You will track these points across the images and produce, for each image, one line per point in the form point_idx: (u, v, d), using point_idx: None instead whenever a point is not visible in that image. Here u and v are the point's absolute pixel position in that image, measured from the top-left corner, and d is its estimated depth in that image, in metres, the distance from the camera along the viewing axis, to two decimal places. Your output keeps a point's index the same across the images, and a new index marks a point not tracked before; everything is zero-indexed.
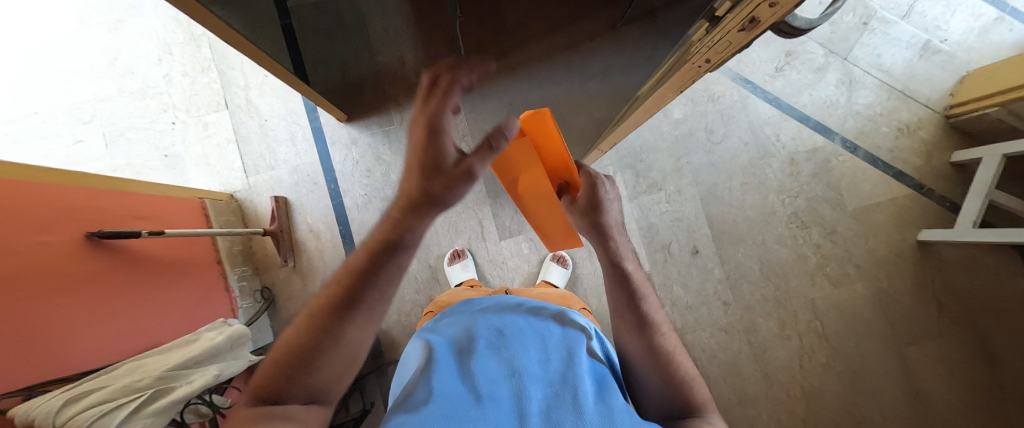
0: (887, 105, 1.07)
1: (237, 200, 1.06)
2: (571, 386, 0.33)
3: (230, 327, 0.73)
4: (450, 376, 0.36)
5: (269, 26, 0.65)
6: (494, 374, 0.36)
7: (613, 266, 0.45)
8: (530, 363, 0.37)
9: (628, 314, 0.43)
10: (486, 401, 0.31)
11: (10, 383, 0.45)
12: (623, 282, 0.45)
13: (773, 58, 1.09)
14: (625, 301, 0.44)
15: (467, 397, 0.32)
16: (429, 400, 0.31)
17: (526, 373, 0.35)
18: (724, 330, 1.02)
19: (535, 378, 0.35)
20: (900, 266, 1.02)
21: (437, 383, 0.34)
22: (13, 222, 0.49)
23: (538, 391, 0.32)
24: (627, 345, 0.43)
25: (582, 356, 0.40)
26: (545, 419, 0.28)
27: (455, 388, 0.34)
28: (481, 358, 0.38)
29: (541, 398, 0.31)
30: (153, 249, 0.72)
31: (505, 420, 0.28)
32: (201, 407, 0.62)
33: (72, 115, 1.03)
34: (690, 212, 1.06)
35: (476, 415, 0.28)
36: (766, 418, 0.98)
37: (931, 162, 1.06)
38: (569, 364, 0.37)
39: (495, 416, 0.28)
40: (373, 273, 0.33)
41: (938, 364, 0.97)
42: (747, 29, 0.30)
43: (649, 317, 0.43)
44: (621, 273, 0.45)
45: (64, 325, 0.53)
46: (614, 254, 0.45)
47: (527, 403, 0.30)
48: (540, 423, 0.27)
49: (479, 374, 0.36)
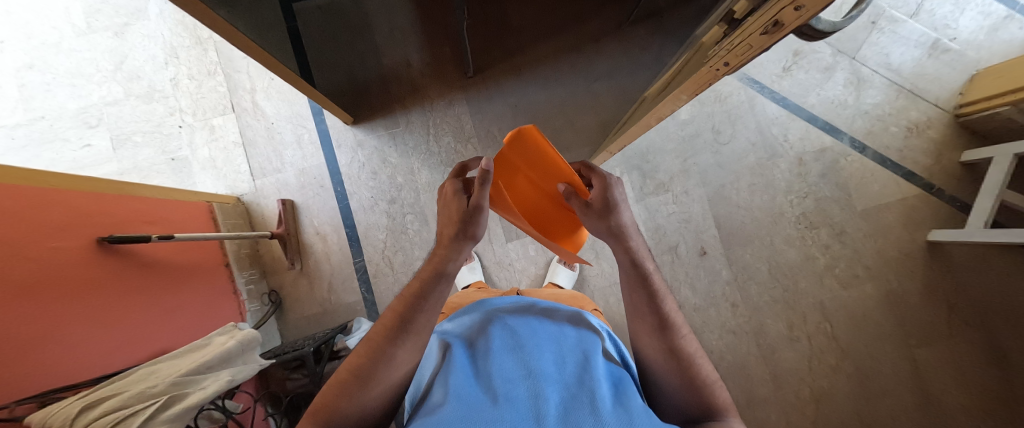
0: (895, 104, 1.06)
1: (244, 204, 1.06)
2: (588, 389, 0.32)
3: (240, 331, 0.73)
4: (465, 376, 0.36)
5: (277, 30, 0.65)
6: (510, 374, 0.35)
7: (634, 268, 0.43)
8: (545, 363, 0.37)
9: (646, 315, 0.43)
10: (502, 401, 0.30)
11: (21, 392, 0.44)
12: (641, 288, 0.43)
13: (781, 57, 1.08)
14: (645, 303, 0.43)
15: (483, 398, 0.31)
16: (444, 403, 0.31)
17: (541, 373, 0.35)
18: (732, 332, 1.02)
19: (551, 379, 0.34)
20: (910, 266, 1.01)
21: (453, 384, 0.34)
22: (23, 229, 0.48)
23: (554, 392, 0.31)
24: (646, 347, 0.43)
25: (598, 360, 0.39)
26: (563, 418, 0.27)
27: (470, 388, 0.33)
28: (496, 358, 0.38)
29: (557, 399, 0.30)
30: (163, 253, 0.72)
31: (521, 419, 0.27)
32: (214, 412, 0.62)
33: (79, 119, 1.03)
34: (697, 213, 1.06)
35: (491, 415, 0.27)
36: (775, 420, 0.97)
37: (940, 162, 1.05)
38: (585, 368, 0.36)
39: (510, 415, 0.27)
40: (417, 307, 0.37)
41: (949, 365, 0.97)
42: (770, 32, 0.28)
43: (670, 319, 0.42)
44: (641, 274, 0.43)
45: (74, 332, 0.52)
46: (635, 255, 0.43)
47: (543, 403, 0.29)
48: (557, 421, 0.26)
49: (496, 376, 0.35)
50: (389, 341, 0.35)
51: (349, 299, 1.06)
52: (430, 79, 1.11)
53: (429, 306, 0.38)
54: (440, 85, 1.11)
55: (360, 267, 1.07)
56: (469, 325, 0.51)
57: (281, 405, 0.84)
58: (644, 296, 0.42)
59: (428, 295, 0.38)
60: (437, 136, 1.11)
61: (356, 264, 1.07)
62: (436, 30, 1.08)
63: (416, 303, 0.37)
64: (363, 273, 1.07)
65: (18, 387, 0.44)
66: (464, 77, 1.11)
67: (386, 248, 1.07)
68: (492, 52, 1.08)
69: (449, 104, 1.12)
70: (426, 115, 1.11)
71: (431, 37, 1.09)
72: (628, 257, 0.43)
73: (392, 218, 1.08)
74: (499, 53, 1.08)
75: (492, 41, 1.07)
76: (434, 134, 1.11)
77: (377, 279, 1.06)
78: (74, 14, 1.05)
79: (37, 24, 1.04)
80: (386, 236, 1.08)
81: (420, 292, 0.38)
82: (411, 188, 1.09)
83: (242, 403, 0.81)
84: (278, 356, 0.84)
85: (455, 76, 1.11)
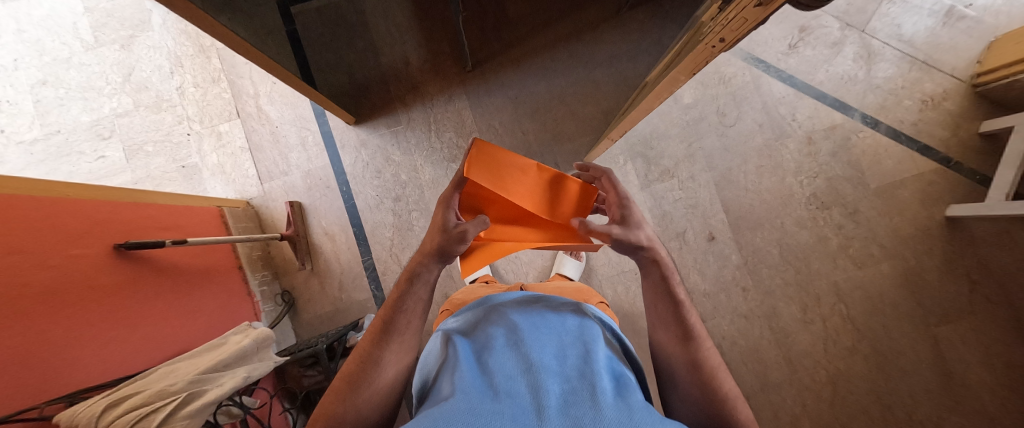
0: (909, 76, 1.03)
1: (254, 207, 1.08)
2: (588, 381, 0.31)
3: (255, 329, 0.75)
4: (471, 371, 0.35)
5: (276, 34, 0.66)
6: (511, 370, 0.34)
7: (663, 280, 0.44)
8: (547, 356, 0.36)
9: (667, 323, 0.43)
10: (504, 396, 0.29)
11: (53, 392, 0.47)
12: (666, 296, 0.43)
13: (786, 34, 1.06)
14: (669, 312, 0.43)
15: (485, 391, 0.30)
16: (449, 395, 0.30)
17: (542, 366, 0.34)
18: (744, 317, 1.00)
19: (552, 372, 0.33)
20: (928, 244, 0.98)
21: (458, 379, 0.33)
22: (45, 239, 0.51)
23: (556, 385, 0.31)
24: (668, 360, 0.43)
25: (600, 354, 0.38)
26: (563, 412, 0.26)
27: (473, 382, 0.32)
28: (499, 354, 0.37)
29: (558, 392, 0.29)
30: (180, 257, 0.74)
31: (523, 413, 0.25)
32: (233, 408, 0.64)
33: (93, 131, 1.06)
34: (704, 198, 1.04)
35: (494, 408, 0.26)
36: (792, 405, 0.96)
37: (958, 133, 1.01)
38: (587, 361, 0.36)
39: (512, 409, 0.26)
40: (402, 308, 0.42)
41: (972, 344, 0.94)
42: (764, 4, 0.28)
43: (695, 330, 0.42)
44: (668, 286, 0.44)
45: (102, 332, 0.55)
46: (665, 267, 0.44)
47: (544, 396, 0.28)
48: (558, 415, 0.25)
49: (498, 372, 0.34)
50: (375, 345, 0.40)
51: (359, 296, 1.07)
52: (429, 76, 1.10)
53: (408, 307, 0.42)
54: (438, 81, 1.11)
55: (369, 265, 1.08)
56: (474, 320, 0.51)
57: (298, 400, 0.86)
58: (670, 307, 0.43)
59: (406, 298, 0.42)
60: (439, 132, 1.11)
61: (365, 263, 1.08)
62: (434, 26, 1.09)
63: (398, 305, 0.42)
64: (371, 270, 1.08)
65: (49, 389, 0.46)
66: (463, 71, 1.10)
67: (392, 245, 1.08)
68: (489, 44, 1.08)
69: (449, 100, 1.11)
70: (427, 111, 1.11)
71: (428, 35, 1.09)
72: (659, 271, 0.44)
73: (397, 216, 1.09)
74: (497, 46, 1.08)
75: (489, 34, 1.07)
76: (436, 130, 1.11)
77: (386, 275, 1.07)
78: (82, 29, 1.07)
79: (48, 41, 1.07)
80: (392, 234, 1.09)
81: (398, 297, 0.42)
82: (415, 185, 1.09)
83: (261, 399, 0.84)
84: (293, 353, 0.86)
85: (454, 70, 1.10)
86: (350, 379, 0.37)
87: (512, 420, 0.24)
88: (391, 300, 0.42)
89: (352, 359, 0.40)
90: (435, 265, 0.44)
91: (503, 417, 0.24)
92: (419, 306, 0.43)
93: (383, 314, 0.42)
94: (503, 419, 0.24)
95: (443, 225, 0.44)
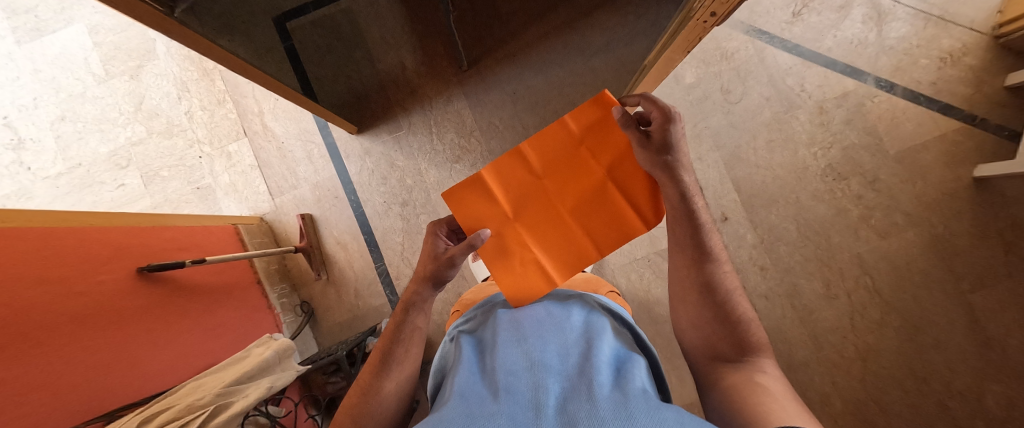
0: (925, 34, 0.98)
1: (267, 222, 1.11)
2: (586, 377, 0.30)
3: (276, 341, 0.77)
4: (472, 373, 0.35)
5: (274, 53, 0.68)
6: (516, 366, 0.34)
7: (682, 203, 0.40)
8: (548, 355, 0.35)
9: (685, 247, 0.42)
10: (503, 394, 0.29)
11: (91, 411, 0.50)
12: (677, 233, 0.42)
13: (789, 2, 1.02)
14: (687, 236, 0.41)
15: (484, 393, 0.30)
16: (449, 399, 0.30)
17: (544, 365, 0.33)
18: (765, 297, 0.98)
19: (554, 371, 0.32)
20: (956, 207, 0.94)
21: (458, 383, 0.33)
22: (73, 267, 0.53)
23: (556, 384, 0.30)
24: (677, 281, 0.44)
25: (605, 348, 0.37)
26: (561, 409, 0.25)
27: (474, 386, 0.32)
28: (505, 350, 0.37)
29: (558, 390, 0.29)
30: (200, 275, 0.76)
31: (520, 412, 0.25)
32: (260, 418, 0.67)
33: (111, 161, 1.11)
34: (714, 178, 1.02)
35: (492, 409, 0.26)
36: (820, 383, 0.93)
37: (982, 89, 0.96)
38: (587, 357, 0.35)
39: (510, 409, 0.26)
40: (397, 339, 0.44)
41: (1011, 308, 0.90)
42: None
43: (711, 253, 0.42)
44: (688, 210, 0.40)
45: (140, 352, 0.59)
46: (684, 189, 0.39)
47: (543, 394, 0.28)
48: (556, 413, 0.25)
49: (504, 370, 0.33)
50: (376, 376, 0.41)
51: (375, 302, 1.09)
52: (425, 79, 1.11)
53: (404, 337, 0.44)
54: (436, 83, 1.11)
55: (382, 271, 1.10)
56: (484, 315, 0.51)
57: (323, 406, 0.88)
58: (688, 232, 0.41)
59: (403, 328, 0.44)
60: (441, 134, 1.11)
61: (378, 269, 1.10)
62: (427, 28, 1.08)
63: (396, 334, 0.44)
64: (384, 276, 1.10)
65: (85, 408, 0.49)
66: (459, 71, 1.10)
67: (404, 249, 1.09)
68: (484, 41, 1.07)
69: (447, 100, 1.11)
70: (427, 115, 1.11)
71: (422, 37, 1.09)
72: (677, 191, 0.39)
73: (406, 220, 1.10)
74: (492, 42, 1.07)
75: (483, 31, 1.07)
76: (438, 132, 1.11)
77: (399, 280, 1.09)
78: (93, 63, 1.12)
79: (63, 77, 1.11)
80: (402, 238, 1.10)
81: (395, 327, 0.44)
82: (421, 188, 1.10)
83: (287, 408, 0.85)
84: (315, 361, 0.89)
85: (450, 71, 1.10)
86: (348, 413, 0.39)
87: (509, 419, 0.24)
88: (388, 331, 0.45)
89: (354, 390, 0.41)
90: (430, 292, 0.46)
91: (500, 417, 0.24)
92: (416, 334, 0.45)
93: (382, 346, 0.44)
94: (499, 418, 0.24)
95: (433, 251, 0.46)
